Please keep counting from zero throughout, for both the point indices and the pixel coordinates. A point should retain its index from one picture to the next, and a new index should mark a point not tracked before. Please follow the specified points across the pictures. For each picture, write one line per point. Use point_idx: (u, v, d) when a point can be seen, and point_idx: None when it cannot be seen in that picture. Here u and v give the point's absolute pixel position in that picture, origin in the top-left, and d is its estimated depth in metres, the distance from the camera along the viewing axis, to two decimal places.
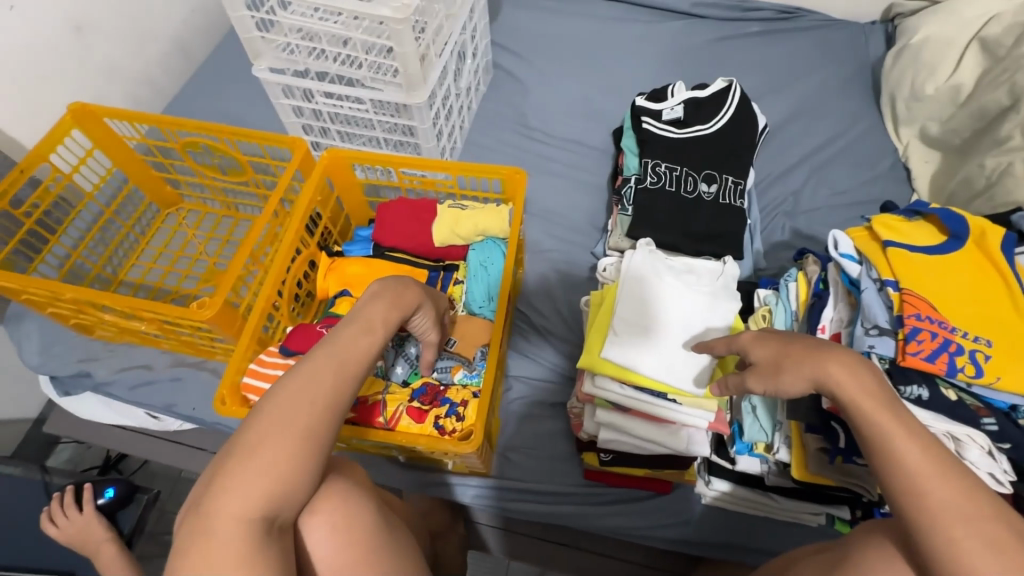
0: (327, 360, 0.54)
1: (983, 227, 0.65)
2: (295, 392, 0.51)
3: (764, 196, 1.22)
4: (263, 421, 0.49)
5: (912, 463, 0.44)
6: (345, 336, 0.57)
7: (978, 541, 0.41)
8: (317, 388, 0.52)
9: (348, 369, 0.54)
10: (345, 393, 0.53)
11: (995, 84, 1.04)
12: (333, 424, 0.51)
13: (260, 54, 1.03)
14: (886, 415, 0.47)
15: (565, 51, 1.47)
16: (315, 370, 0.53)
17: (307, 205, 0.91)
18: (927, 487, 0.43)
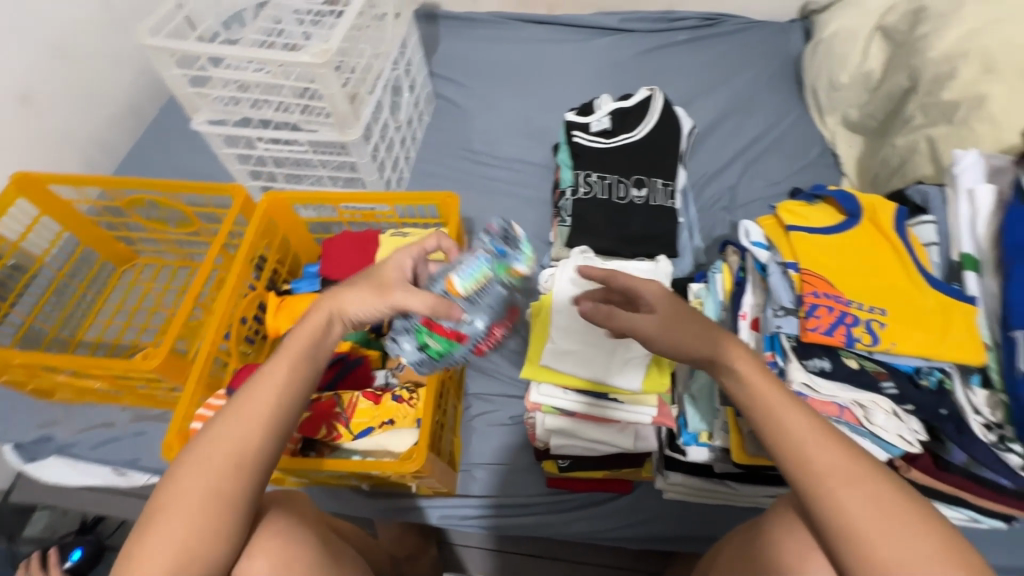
0: (229, 417, 0.54)
1: (875, 205, 0.70)
2: (195, 458, 0.53)
3: (702, 194, 1.27)
4: (166, 491, 0.52)
5: (798, 436, 0.47)
6: (252, 386, 0.56)
7: (861, 501, 0.45)
8: (218, 451, 0.53)
9: (250, 424, 0.54)
10: (249, 449, 0.54)
11: (896, 68, 1.09)
12: (239, 479, 0.53)
13: (197, 109, 1.07)
14: (772, 390, 0.49)
15: (503, 76, 1.52)
16: (218, 432, 0.54)
17: (250, 248, 0.93)
18: (813, 458, 0.46)
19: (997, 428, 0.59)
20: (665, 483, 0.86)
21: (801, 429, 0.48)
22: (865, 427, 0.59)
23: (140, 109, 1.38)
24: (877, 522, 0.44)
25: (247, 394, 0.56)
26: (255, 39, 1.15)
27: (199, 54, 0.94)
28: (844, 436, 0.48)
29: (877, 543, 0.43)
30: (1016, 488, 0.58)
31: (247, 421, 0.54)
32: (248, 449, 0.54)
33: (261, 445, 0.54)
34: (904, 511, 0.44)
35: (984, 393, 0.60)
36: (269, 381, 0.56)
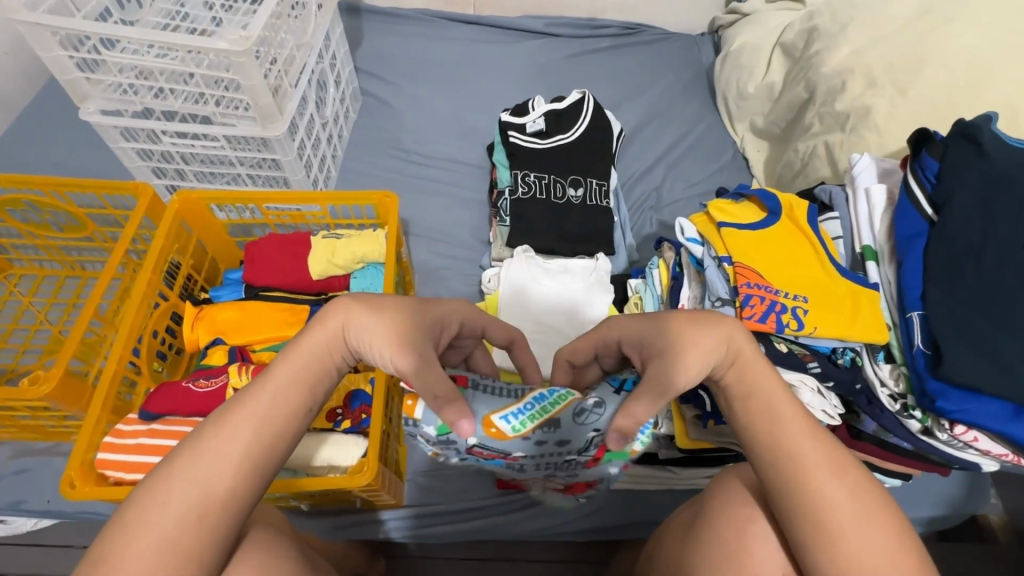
0: (195, 453, 0.43)
1: (792, 203, 0.76)
2: (169, 492, 0.42)
3: (630, 195, 1.32)
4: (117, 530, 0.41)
5: (787, 423, 0.47)
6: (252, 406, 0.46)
7: (842, 492, 0.44)
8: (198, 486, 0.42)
9: (238, 456, 0.44)
10: (215, 494, 0.42)
11: (795, 81, 1.20)
12: (196, 533, 0.41)
13: (86, 96, 0.94)
14: (758, 380, 0.48)
15: (432, 75, 1.49)
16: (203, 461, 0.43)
17: (161, 253, 0.83)
18: (800, 446, 0.46)
19: (900, 398, 0.65)
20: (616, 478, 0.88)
21: (790, 420, 0.47)
22: None
23: (8, 96, 1.19)
24: (857, 513, 0.43)
25: (229, 420, 0.45)
26: (155, 22, 1.03)
27: (89, 34, 0.83)
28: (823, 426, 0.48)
29: (853, 534, 0.43)
30: (914, 449, 0.68)
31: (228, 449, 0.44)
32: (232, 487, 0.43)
33: (247, 489, 0.44)
34: (879, 502, 0.44)
35: (888, 366, 0.66)
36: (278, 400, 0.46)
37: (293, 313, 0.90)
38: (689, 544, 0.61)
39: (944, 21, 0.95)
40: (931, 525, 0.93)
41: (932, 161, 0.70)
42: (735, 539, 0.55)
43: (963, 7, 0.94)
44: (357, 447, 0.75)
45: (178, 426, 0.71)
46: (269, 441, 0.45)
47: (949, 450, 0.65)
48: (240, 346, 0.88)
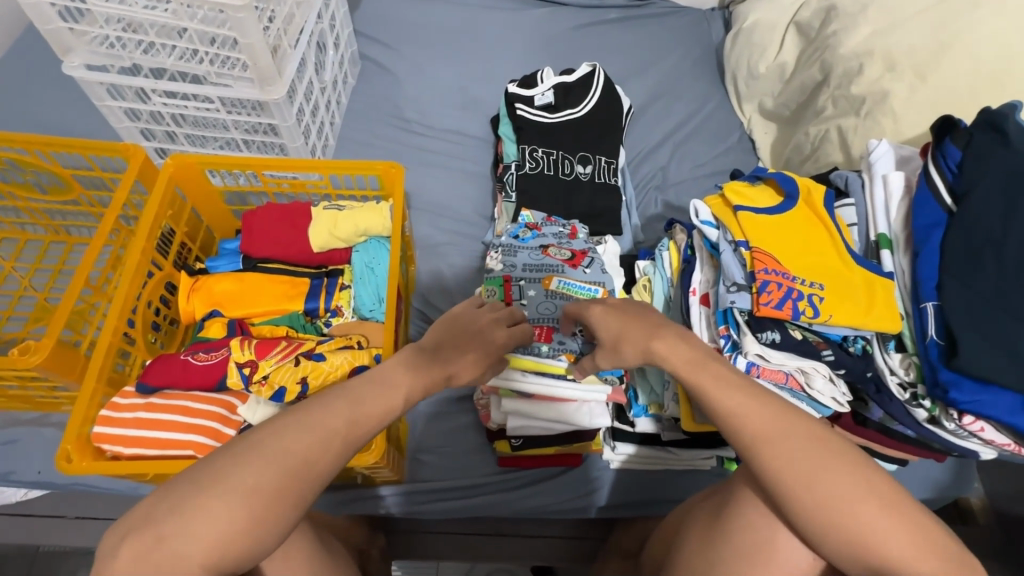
0: (231, 475, 0.47)
1: (810, 188, 0.75)
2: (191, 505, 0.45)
3: (635, 174, 1.30)
4: (141, 536, 0.44)
5: (730, 405, 0.54)
6: (280, 425, 0.50)
7: (788, 456, 0.50)
8: (225, 498, 0.46)
9: (276, 469, 0.47)
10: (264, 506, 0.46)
11: (809, 62, 1.17)
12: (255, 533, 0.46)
13: (70, 49, 0.89)
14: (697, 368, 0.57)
15: (434, 40, 1.43)
16: (230, 473, 0.47)
17: (155, 219, 0.80)
18: (744, 421, 0.53)
19: (909, 387, 0.65)
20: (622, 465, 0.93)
21: (733, 404, 0.54)
22: (806, 392, 0.68)
23: None
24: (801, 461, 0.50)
25: (262, 449, 0.48)
26: None
27: None
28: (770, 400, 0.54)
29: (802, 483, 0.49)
30: (916, 437, 0.69)
31: (268, 466, 0.48)
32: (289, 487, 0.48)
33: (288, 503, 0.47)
34: (825, 462, 0.50)
35: (899, 355, 0.66)
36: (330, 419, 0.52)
37: (293, 286, 0.88)
38: (710, 529, 0.63)
39: (969, 6, 0.93)
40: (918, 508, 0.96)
41: (955, 150, 0.69)
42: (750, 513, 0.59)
43: None
44: None
45: (177, 401, 0.69)
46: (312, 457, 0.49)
47: (952, 438, 0.66)
48: (238, 319, 0.85)
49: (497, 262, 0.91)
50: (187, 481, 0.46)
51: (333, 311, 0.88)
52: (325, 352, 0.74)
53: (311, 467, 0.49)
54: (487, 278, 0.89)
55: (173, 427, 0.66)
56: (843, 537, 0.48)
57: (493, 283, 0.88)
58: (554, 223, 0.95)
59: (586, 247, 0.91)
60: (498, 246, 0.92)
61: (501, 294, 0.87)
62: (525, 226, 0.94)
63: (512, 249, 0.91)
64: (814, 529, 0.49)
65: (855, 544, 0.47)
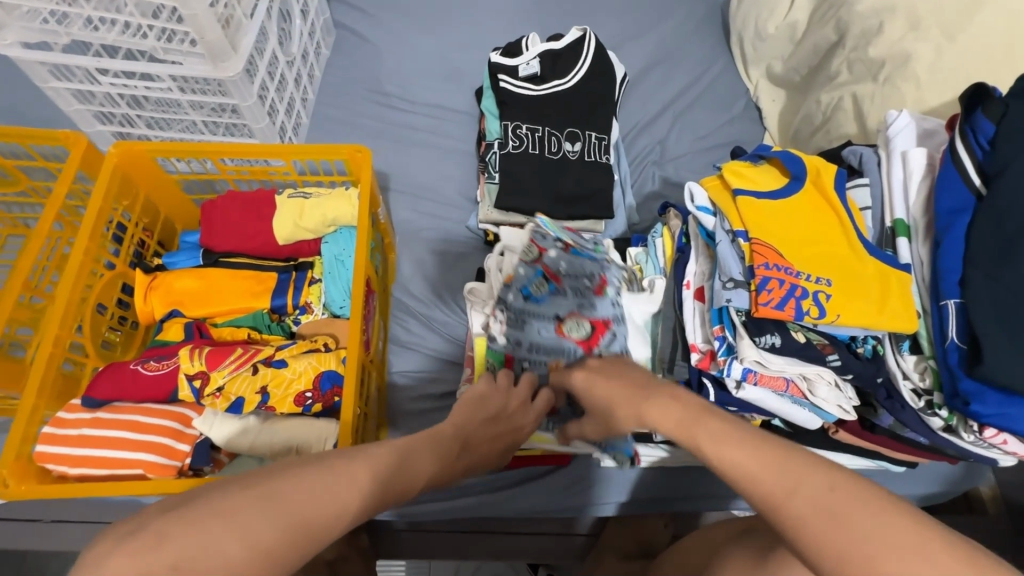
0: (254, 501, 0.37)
1: (819, 167, 0.67)
2: (192, 532, 0.34)
3: (632, 148, 1.21)
4: (143, 561, 0.33)
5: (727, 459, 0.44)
6: (303, 473, 0.41)
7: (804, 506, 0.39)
8: (241, 534, 0.35)
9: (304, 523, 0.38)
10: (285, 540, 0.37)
11: (822, 21, 1.06)
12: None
13: (2, 26, 0.81)
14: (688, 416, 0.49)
15: (412, 5, 1.32)
16: (247, 510, 0.36)
17: (101, 215, 0.74)
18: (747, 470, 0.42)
19: (924, 395, 0.59)
20: (617, 458, 0.80)
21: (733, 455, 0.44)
22: (809, 398, 0.62)
23: None
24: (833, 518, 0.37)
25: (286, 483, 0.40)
26: None
27: None
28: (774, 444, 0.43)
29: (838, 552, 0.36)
30: (929, 443, 0.63)
31: (302, 516, 0.38)
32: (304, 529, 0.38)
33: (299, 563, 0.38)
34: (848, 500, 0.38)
35: (913, 358, 0.60)
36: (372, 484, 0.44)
37: (257, 281, 0.82)
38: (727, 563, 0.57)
39: None
40: (926, 501, 0.91)
41: (987, 123, 0.60)
42: None
43: None
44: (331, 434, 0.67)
45: (125, 415, 0.64)
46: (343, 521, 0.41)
47: (969, 447, 0.60)
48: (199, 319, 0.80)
49: (499, 326, 0.75)
50: (207, 510, 0.36)
51: (302, 308, 0.82)
52: (286, 357, 0.69)
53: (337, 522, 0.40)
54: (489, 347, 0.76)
55: (121, 444, 0.62)
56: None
57: (493, 354, 0.77)
58: (578, 271, 0.76)
59: (610, 317, 0.74)
60: (506, 310, 0.74)
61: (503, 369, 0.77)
62: (542, 276, 0.75)
63: (522, 317, 0.74)
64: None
65: None
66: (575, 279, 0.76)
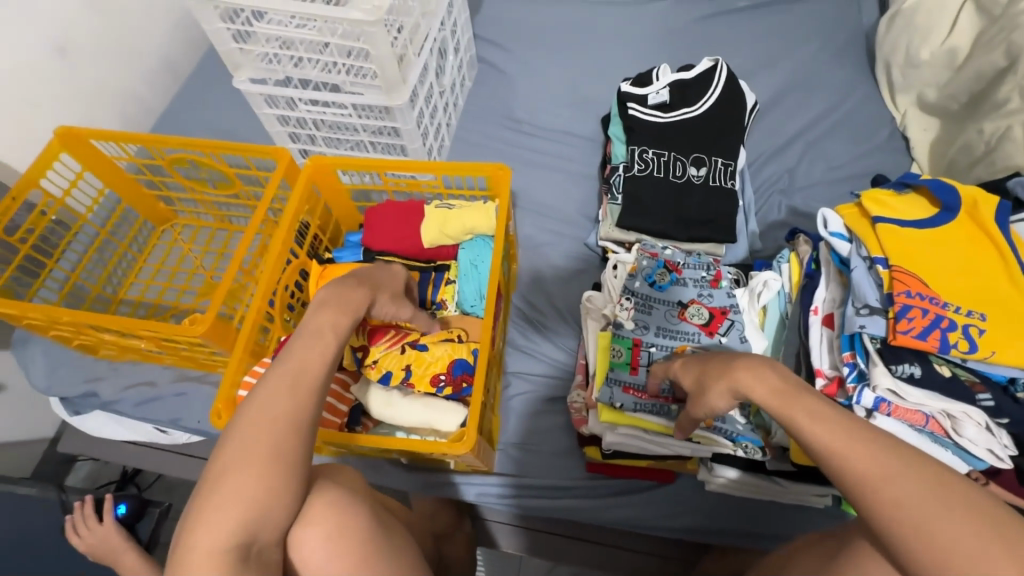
0: (237, 443, 0.52)
1: (977, 198, 0.64)
2: (225, 482, 0.50)
3: (758, 176, 1.20)
4: (208, 498, 0.50)
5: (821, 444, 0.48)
6: (254, 403, 0.54)
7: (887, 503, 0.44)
8: (240, 468, 0.51)
9: (282, 420, 0.53)
10: (274, 461, 0.52)
11: (990, 46, 0.99)
12: (270, 479, 0.51)
13: (239, 66, 1.03)
14: (781, 397, 0.52)
15: (548, 41, 1.44)
16: (231, 448, 0.52)
17: (294, 214, 0.91)
18: (841, 460, 0.46)
19: None
20: (744, 446, 0.75)
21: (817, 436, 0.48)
22: (953, 438, 0.58)
23: (176, 64, 1.34)
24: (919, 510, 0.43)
25: (246, 424, 0.53)
26: None
27: (245, 7, 0.90)
28: (867, 434, 0.47)
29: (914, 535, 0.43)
30: None
31: (274, 422, 0.53)
32: (275, 454, 0.52)
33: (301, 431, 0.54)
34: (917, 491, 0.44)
35: None
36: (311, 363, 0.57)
37: None
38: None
39: None
40: None
41: None
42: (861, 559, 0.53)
43: None
44: (458, 416, 0.76)
45: None
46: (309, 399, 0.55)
47: None
48: None
49: (629, 314, 0.81)
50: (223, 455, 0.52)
51: (438, 304, 0.93)
52: (428, 342, 0.80)
53: (289, 436, 0.53)
54: (615, 334, 0.80)
55: None
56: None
57: (619, 341, 0.79)
58: (695, 265, 0.85)
59: (727, 304, 0.78)
60: (633, 295, 0.81)
61: (628, 357, 0.78)
62: (663, 268, 0.84)
63: (648, 303, 0.81)
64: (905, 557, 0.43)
65: None
66: (692, 274, 0.84)
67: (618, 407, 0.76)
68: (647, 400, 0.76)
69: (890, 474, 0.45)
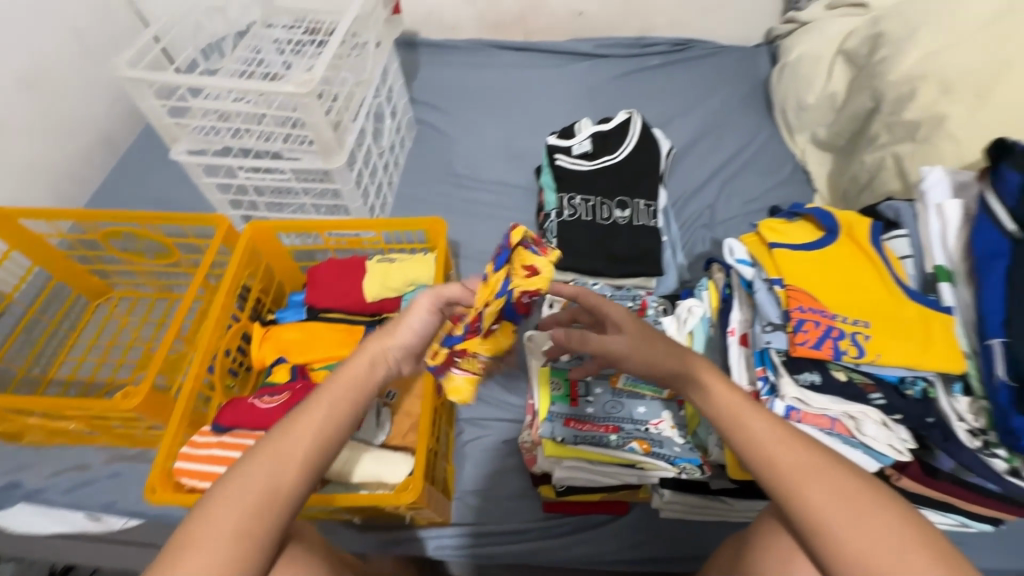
0: (220, 509, 0.47)
1: (852, 222, 0.73)
2: (186, 559, 0.45)
3: (682, 213, 1.29)
4: (172, 563, 0.45)
5: (761, 442, 0.50)
6: (246, 468, 0.49)
7: (830, 500, 0.46)
8: (212, 542, 0.45)
9: (267, 500, 0.48)
10: (254, 532, 0.47)
11: (859, 90, 1.14)
12: (248, 554, 0.46)
13: (176, 138, 1.05)
14: (737, 401, 0.52)
15: (482, 102, 1.54)
16: (205, 517, 0.47)
17: (234, 278, 0.91)
18: (779, 457, 0.49)
19: (980, 433, 0.60)
20: (684, 467, 0.77)
21: (761, 434, 0.50)
22: (857, 438, 0.62)
23: (113, 139, 1.35)
24: (846, 515, 0.46)
25: (234, 487, 0.48)
26: (234, 69, 1.15)
27: (180, 85, 0.93)
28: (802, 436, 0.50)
29: (844, 534, 0.45)
30: (1004, 492, 0.60)
31: (260, 493, 0.48)
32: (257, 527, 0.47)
33: (282, 515, 0.48)
34: (856, 494, 0.47)
35: (966, 399, 0.61)
36: (298, 442, 0.50)
37: (348, 333, 0.96)
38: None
39: None
40: None
41: (1012, 173, 0.63)
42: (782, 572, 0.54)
43: None
44: (405, 465, 0.77)
45: (243, 440, 0.76)
46: (298, 480, 0.49)
47: None
48: (301, 364, 0.93)
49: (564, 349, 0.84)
50: (188, 529, 0.47)
51: None
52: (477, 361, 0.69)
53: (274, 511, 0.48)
54: (552, 367, 0.85)
55: None
56: None
57: (558, 375, 0.84)
58: (623, 297, 0.90)
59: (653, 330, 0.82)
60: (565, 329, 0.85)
61: (566, 389, 0.83)
62: None
63: None
64: (836, 560, 0.45)
65: None
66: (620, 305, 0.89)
67: (560, 441, 0.78)
68: (587, 430, 0.79)
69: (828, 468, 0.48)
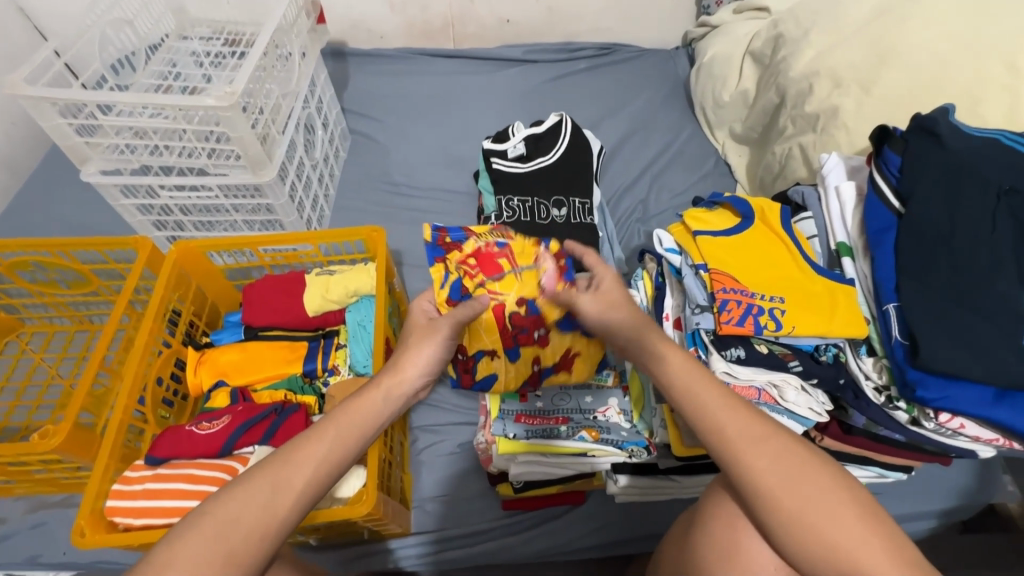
0: (202, 536, 0.47)
1: (764, 207, 0.79)
2: None
3: (617, 209, 1.35)
4: None
5: (710, 410, 0.52)
6: (242, 492, 0.49)
7: (771, 462, 0.49)
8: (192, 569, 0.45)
9: (255, 528, 0.48)
10: (238, 559, 0.47)
11: (767, 87, 1.23)
12: None
13: (87, 159, 0.99)
14: (691, 372, 0.54)
15: (416, 109, 1.54)
16: (188, 545, 0.46)
17: (162, 301, 0.86)
18: (725, 423, 0.52)
19: (884, 390, 0.66)
20: (632, 450, 0.81)
21: (712, 403, 0.53)
22: (782, 405, 0.68)
23: (14, 163, 1.25)
24: (784, 475, 0.49)
25: (222, 515, 0.48)
26: (148, 84, 1.09)
27: (86, 102, 0.88)
28: (749, 405, 0.53)
29: (785, 494, 0.48)
30: (906, 440, 0.69)
31: (247, 524, 0.48)
32: (243, 556, 0.47)
33: (265, 544, 0.48)
34: (797, 460, 0.50)
35: (871, 359, 0.68)
36: (297, 473, 0.51)
37: (292, 350, 0.94)
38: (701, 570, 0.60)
39: (900, 20, 0.99)
40: (945, 518, 0.90)
41: (894, 156, 0.72)
42: (727, 538, 0.56)
43: (917, 4, 0.99)
44: (359, 478, 0.77)
45: (182, 469, 0.73)
46: (290, 510, 0.50)
47: (941, 439, 0.66)
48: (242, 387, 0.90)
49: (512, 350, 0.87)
50: (164, 556, 0.46)
51: (330, 370, 0.94)
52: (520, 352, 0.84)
53: (254, 541, 0.48)
54: None
55: (177, 494, 0.70)
56: (825, 536, 0.47)
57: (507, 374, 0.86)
58: None
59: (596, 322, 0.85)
60: None
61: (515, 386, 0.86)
62: None
63: None
64: (777, 521, 0.49)
65: (830, 546, 0.46)
66: None
67: (512, 437, 0.80)
68: (537, 425, 0.82)
69: (771, 434, 0.51)
